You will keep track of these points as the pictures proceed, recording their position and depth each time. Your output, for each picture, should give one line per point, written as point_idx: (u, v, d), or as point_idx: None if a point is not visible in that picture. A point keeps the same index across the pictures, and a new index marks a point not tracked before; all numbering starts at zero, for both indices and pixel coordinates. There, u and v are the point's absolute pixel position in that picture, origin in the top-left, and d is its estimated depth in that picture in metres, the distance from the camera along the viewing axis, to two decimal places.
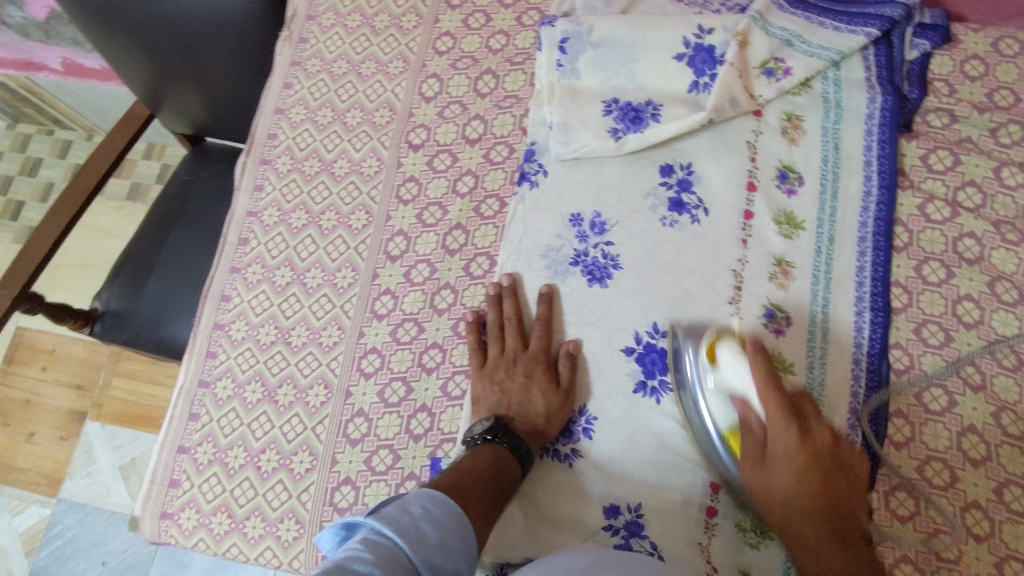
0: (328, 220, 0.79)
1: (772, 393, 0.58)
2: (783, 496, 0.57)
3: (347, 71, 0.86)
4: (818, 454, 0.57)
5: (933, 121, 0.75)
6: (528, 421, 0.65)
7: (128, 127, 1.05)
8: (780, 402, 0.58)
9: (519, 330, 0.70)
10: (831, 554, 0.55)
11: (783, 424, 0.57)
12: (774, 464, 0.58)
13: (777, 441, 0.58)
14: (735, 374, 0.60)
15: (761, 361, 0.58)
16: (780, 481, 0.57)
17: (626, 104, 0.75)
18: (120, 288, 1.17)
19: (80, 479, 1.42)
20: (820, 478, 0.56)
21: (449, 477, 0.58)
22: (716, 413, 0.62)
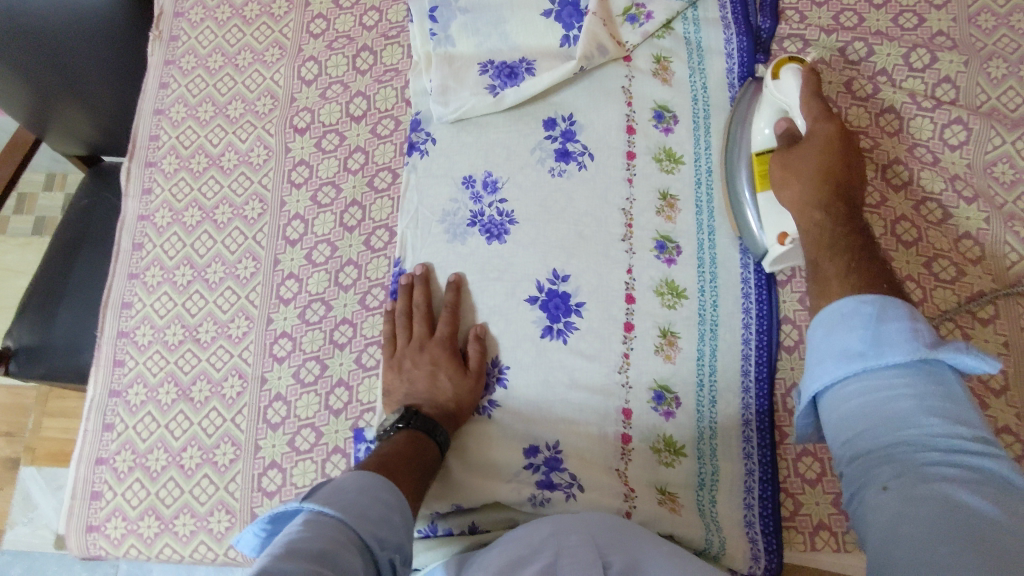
0: (222, 214, 0.79)
1: (818, 106, 0.66)
2: (808, 167, 0.64)
3: (223, 64, 0.86)
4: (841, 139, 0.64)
5: (789, 47, 0.79)
6: (438, 406, 0.66)
7: (14, 156, 1.01)
8: (817, 107, 0.66)
9: (427, 316, 0.70)
10: (801, 190, 0.64)
11: (824, 117, 0.65)
12: (807, 144, 0.65)
13: (816, 126, 0.65)
14: (784, 88, 0.68)
15: (813, 83, 0.67)
16: (807, 155, 0.64)
17: (501, 63, 0.77)
18: (30, 321, 1.12)
19: (21, 527, 1.34)
20: (840, 169, 0.63)
21: (372, 460, 0.58)
22: (757, 134, 0.70)
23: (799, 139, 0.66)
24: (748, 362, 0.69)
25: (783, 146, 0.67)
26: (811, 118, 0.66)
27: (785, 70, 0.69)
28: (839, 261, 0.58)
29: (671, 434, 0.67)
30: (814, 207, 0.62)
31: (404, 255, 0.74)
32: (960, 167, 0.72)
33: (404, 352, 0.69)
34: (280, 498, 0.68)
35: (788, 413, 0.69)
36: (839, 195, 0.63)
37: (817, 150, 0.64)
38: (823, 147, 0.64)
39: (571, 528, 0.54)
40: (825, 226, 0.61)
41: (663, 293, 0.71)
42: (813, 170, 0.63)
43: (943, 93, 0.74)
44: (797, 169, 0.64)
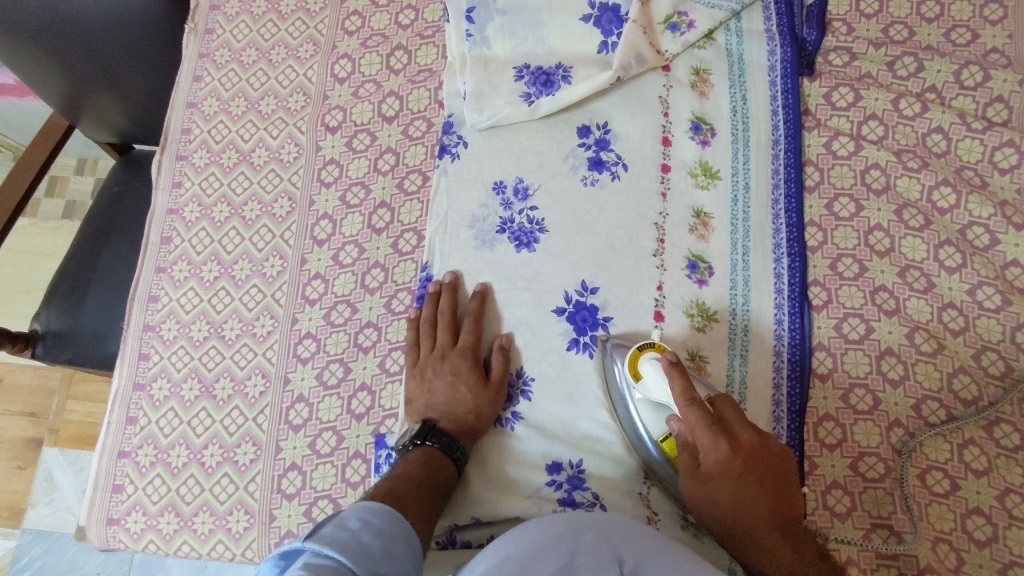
0: (251, 211, 0.79)
1: (697, 407, 0.56)
2: (736, 523, 0.56)
3: (257, 59, 0.86)
4: (750, 456, 0.56)
5: (834, 61, 0.77)
6: (458, 419, 0.65)
7: (46, 141, 1.00)
8: (700, 414, 0.56)
9: (450, 325, 0.69)
10: (763, 546, 0.55)
11: (711, 439, 0.55)
12: (712, 476, 0.56)
13: (709, 454, 0.55)
14: (657, 388, 0.59)
15: (681, 381, 0.56)
16: (719, 489, 0.56)
17: (537, 68, 0.76)
18: (59, 307, 1.13)
19: (43, 508, 1.35)
20: (757, 482, 0.56)
21: (382, 485, 0.58)
22: (649, 422, 0.61)
23: (692, 454, 0.57)
24: (779, 389, 0.67)
25: (690, 480, 0.57)
26: (710, 467, 0.56)
27: (645, 364, 0.60)
28: (729, 491, 0.56)
29: None
30: (746, 507, 0.56)
31: (431, 260, 0.73)
32: (1009, 193, 0.69)
33: (426, 360, 0.68)
34: (299, 501, 0.68)
35: (819, 442, 0.66)
36: (762, 492, 0.56)
37: (730, 485, 0.56)
38: (738, 471, 0.55)
39: (586, 527, 0.53)
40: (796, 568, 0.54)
41: (693, 315, 0.69)
42: (766, 518, 0.55)
43: (994, 113, 0.71)
44: (745, 537, 0.56)
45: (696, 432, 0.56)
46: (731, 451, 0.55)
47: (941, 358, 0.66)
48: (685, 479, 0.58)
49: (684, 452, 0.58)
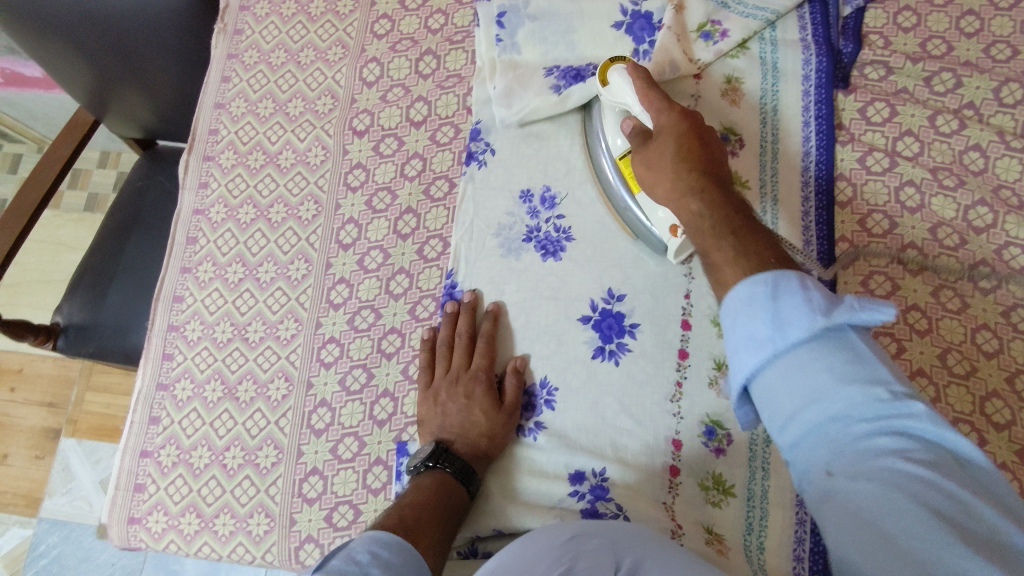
0: (276, 214, 0.79)
1: (655, 92, 0.60)
2: (677, 184, 0.55)
3: (285, 61, 0.86)
4: (698, 130, 0.58)
5: (870, 74, 0.76)
6: (471, 442, 0.64)
7: (73, 136, 1.01)
8: (654, 95, 0.60)
9: (464, 347, 0.69)
10: (688, 176, 0.54)
11: (662, 104, 0.59)
12: (656, 138, 0.58)
13: (660, 117, 0.59)
14: (620, 91, 0.64)
15: (643, 74, 0.62)
16: (663, 148, 0.57)
17: (567, 68, 0.74)
18: (81, 300, 1.13)
19: (60, 497, 1.36)
20: (694, 142, 0.56)
21: (393, 514, 0.57)
22: (614, 136, 0.67)
23: (649, 135, 0.60)
24: None
25: (641, 140, 0.60)
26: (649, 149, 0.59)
27: (613, 71, 0.66)
28: (695, 182, 0.54)
29: (722, 472, 0.63)
30: (694, 211, 0.53)
31: (457, 267, 0.72)
32: None
33: (440, 382, 0.68)
34: (320, 506, 0.68)
35: None
36: (705, 168, 0.55)
37: (672, 147, 0.57)
38: (675, 139, 0.57)
39: (593, 533, 0.52)
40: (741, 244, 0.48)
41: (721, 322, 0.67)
42: (697, 184, 0.54)
43: None
44: (677, 191, 0.55)
45: (659, 104, 0.60)
46: (691, 124, 0.58)
47: (974, 381, 0.65)
48: (636, 157, 0.61)
49: (638, 121, 0.62)
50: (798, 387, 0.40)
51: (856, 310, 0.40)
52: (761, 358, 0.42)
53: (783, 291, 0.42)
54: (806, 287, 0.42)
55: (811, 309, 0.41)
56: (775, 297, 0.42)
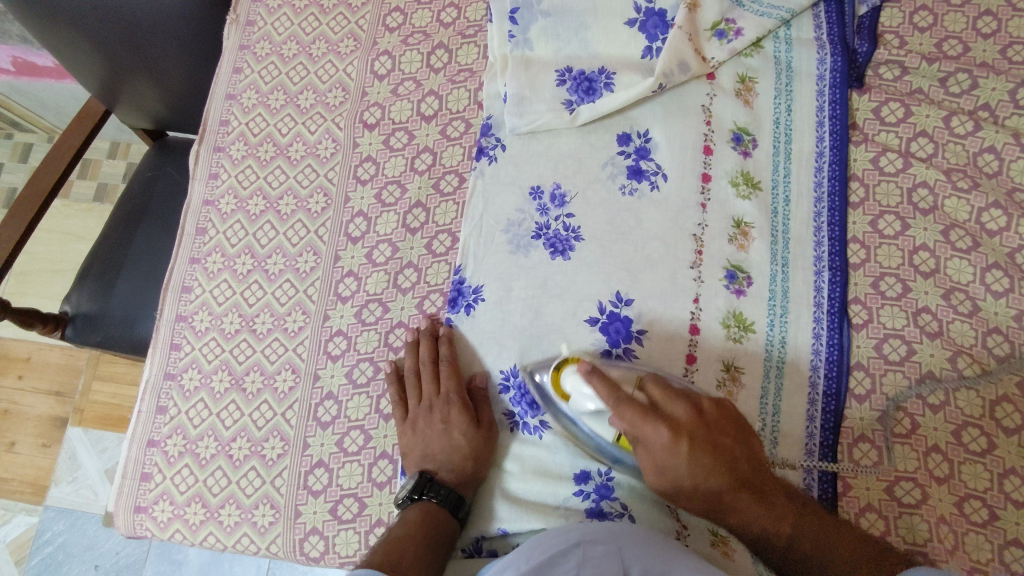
0: (286, 206, 0.79)
1: (635, 405, 0.56)
2: (722, 477, 0.56)
3: (297, 53, 0.86)
4: (693, 433, 0.56)
5: (885, 74, 0.75)
6: (456, 466, 0.64)
7: (82, 125, 1.01)
8: (635, 406, 0.56)
9: (433, 372, 0.68)
10: (739, 494, 0.56)
11: (653, 429, 0.56)
12: (660, 430, 0.56)
13: (657, 435, 0.56)
14: (581, 399, 0.59)
15: (602, 379, 0.58)
16: (676, 446, 0.55)
17: (579, 73, 0.75)
18: (90, 289, 1.14)
19: (66, 485, 1.37)
20: (709, 451, 0.56)
21: (379, 550, 0.58)
22: (602, 429, 0.60)
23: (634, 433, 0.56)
24: (814, 406, 0.66)
25: (651, 469, 0.57)
26: (659, 455, 0.56)
27: (567, 379, 0.60)
28: (721, 469, 0.56)
29: None
30: (730, 494, 0.56)
31: (464, 262, 0.71)
32: None
33: (416, 411, 0.68)
34: (325, 499, 0.68)
35: (852, 463, 0.64)
36: (711, 461, 0.56)
37: (687, 461, 0.55)
38: (688, 445, 0.55)
39: (601, 538, 0.52)
40: (788, 521, 0.56)
41: (729, 326, 0.68)
42: (726, 484, 0.56)
43: None
44: (702, 492, 0.56)
45: (642, 419, 0.56)
46: (690, 411, 0.57)
47: (984, 385, 0.64)
48: (639, 447, 0.57)
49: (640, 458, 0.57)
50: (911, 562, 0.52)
51: (961, 571, 0.49)
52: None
53: (899, 547, 0.53)
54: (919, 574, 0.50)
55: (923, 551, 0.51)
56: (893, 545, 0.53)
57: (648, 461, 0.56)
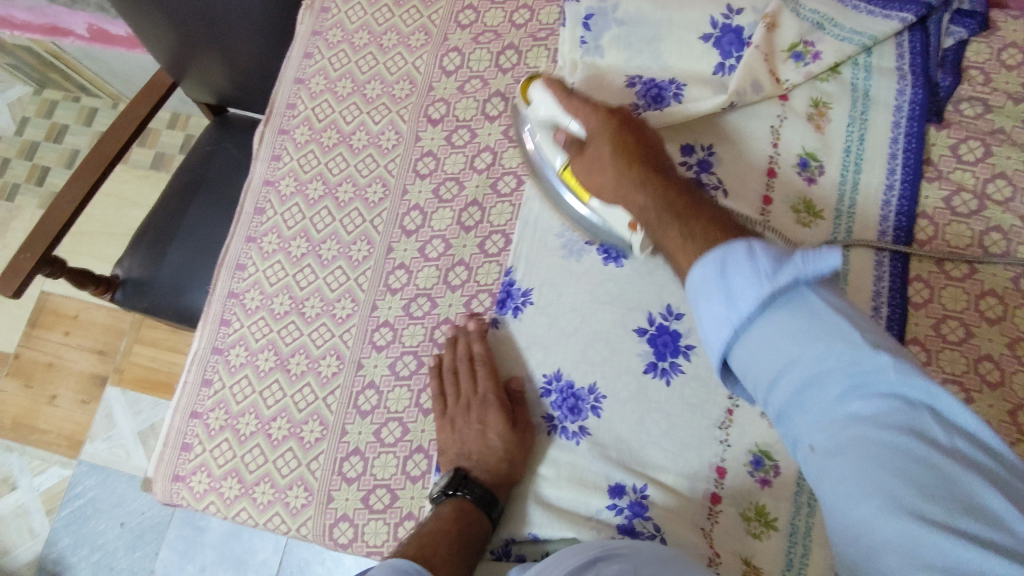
0: (344, 193, 0.80)
1: (587, 110, 0.63)
2: (613, 165, 0.60)
3: (368, 42, 0.86)
4: (620, 122, 0.62)
5: (967, 111, 0.73)
6: (491, 468, 0.63)
7: (151, 95, 1.04)
8: (608, 139, 0.61)
9: (472, 371, 0.67)
10: (641, 196, 0.57)
11: (590, 114, 0.63)
12: (591, 144, 0.63)
13: (596, 144, 0.62)
14: (545, 105, 0.66)
15: (558, 86, 0.65)
16: (600, 147, 0.61)
17: (650, 80, 0.74)
18: (142, 255, 1.17)
19: (100, 442, 1.41)
20: (625, 139, 0.60)
21: (413, 543, 0.58)
22: (554, 155, 0.69)
23: (584, 144, 0.64)
24: None
25: (583, 171, 0.64)
26: (591, 170, 0.63)
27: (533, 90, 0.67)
28: (625, 155, 0.60)
29: (765, 504, 0.61)
30: (650, 204, 0.56)
31: (516, 264, 0.71)
32: None
33: (453, 410, 0.67)
34: (358, 487, 0.68)
35: None
36: (637, 152, 0.60)
37: (610, 158, 0.60)
38: (609, 130, 0.61)
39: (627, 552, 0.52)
40: (654, 202, 0.56)
41: None
42: (627, 166, 0.59)
43: None
44: (613, 175, 0.60)
45: (590, 131, 0.63)
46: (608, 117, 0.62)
47: None
48: (578, 164, 0.65)
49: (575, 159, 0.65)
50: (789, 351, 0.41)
51: (800, 268, 0.42)
52: (729, 333, 0.45)
53: (731, 257, 0.45)
54: (752, 246, 0.45)
55: (756, 273, 0.43)
56: (724, 268, 0.45)
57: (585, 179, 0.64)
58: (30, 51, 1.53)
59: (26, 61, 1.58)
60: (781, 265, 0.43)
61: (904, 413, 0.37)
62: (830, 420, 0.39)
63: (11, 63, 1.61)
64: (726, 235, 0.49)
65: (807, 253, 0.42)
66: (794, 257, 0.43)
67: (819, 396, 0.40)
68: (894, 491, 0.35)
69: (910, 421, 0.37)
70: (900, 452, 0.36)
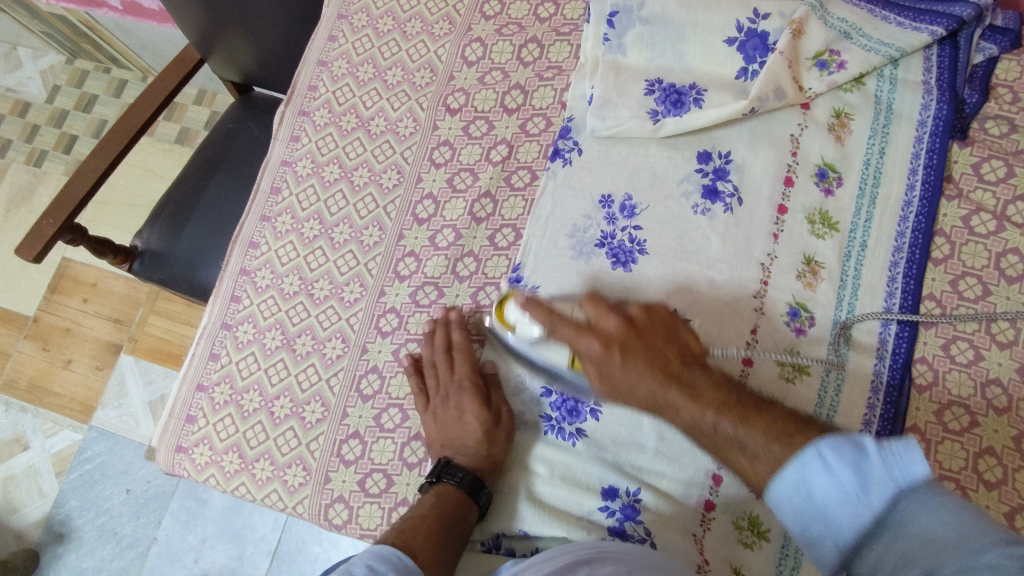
0: (360, 177, 0.81)
1: (589, 336, 0.60)
2: (646, 395, 0.58)
3: (392, 29, 0.87)
4: (629, 339, 0.59)
5: (991, 129, 0.72)
6: (471, 451, 0.64)
7: (177, 70, 1.05)
8: (603, 350, 0.59)
9: (445, 362, 0.69)
10: (670, 393, 0.57)
11: (590, 332, 0.60)
12: (597, 371, 0.60)
13: (592, 348, 0.60)
14: (525, 328, 0.64)
15: (540, 310, 0.62)
16: (614, 360, 0.59)
17: (669, 85, 0.73)
18: (161, 228, 1.18)
19: (111, 409, 1.43)
20: (642, 346, 0.59)
21: (395, 527, 0.59)
22: (552, 356, 0.64)
23: (588, 369, 0.61)
24: None
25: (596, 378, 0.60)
26: (599, 369, 0.59)
27: (510, 310, 0.65)
28: (641, 361, 0.58)
29: (759, 514, 0.61)
30: (695, 408, 0.55)
31: (524, 260, 0.71)
32: None
33: (432, 402, 0.68)
34: (355, 470, 0.69)
35: None
36: (659, 355, 0.59)
37: (620, 365, 0.59)
38: (629, 363, 0.58)
39: (616, 557, 0.53)
40: (701, 410, 0.55)
41: (784, 364, 0.66)
42: (656, 379, 0.58)
43: None
44: (639, 393, 0.58)
45: (587, 339, 0.60)
46: (624, 325, 0.60)
47: None
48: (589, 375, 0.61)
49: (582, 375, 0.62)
50: (894, 553, 0.44)
51: (888, 461, 0.47)
52: (793, 486, 0.50)
53: (807, 465, 0.49)
54: (822, 447, 0.49)
55: (837, 480, 0.48)
56: (805, 476, 0.50)
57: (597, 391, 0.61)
58: (63, 20, 1.55)
59: (59, 29, 1.60)
60: (869, 478, 0.47)
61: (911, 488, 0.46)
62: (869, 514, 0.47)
63: (45, 32, 1.64)
64: (773, 430, 0.52)
65: (889, 452, 0.47)
66: (876, 458, 0.47)
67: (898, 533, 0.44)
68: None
69: (909, 495, 0.46)
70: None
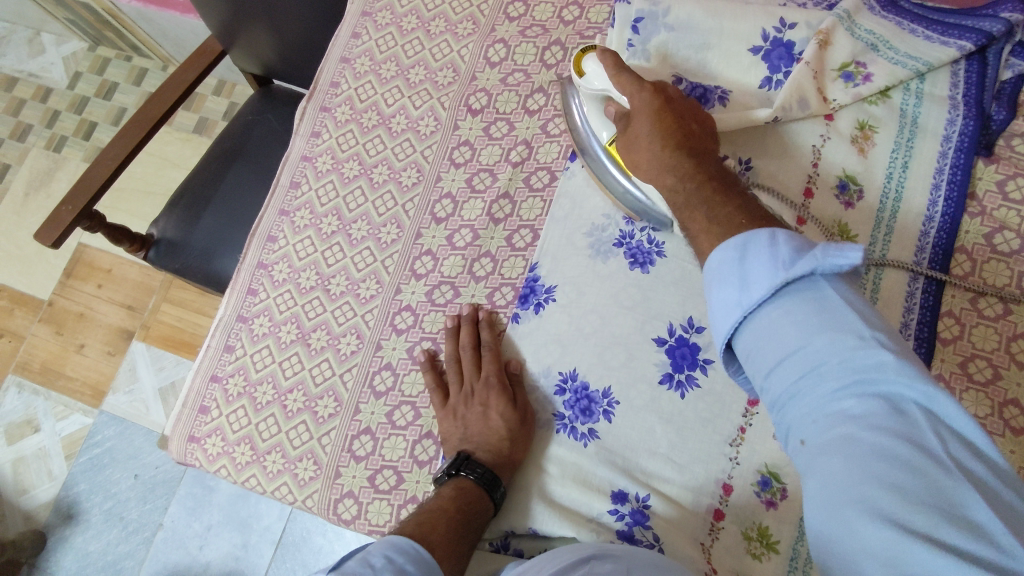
0: (379, 174, 0.81)
1: (635, 85, 0.62)
2: (661, 158, 0.59)
3: (416, 27, 0.87)
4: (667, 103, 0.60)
5: (1018, 146, 0.71)
6: (492, 447, 0.64)
7: (200, 61, 1.05)
8: (642, 98, 0.61)
9: (471, 360, 0.69)
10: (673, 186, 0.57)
11: (636, 86, 0.62)
12: (634, 111, 0.62)
13: (636, 99, 0.62)
14: (592, 77, 0.67)
15: (610, 59, 0.65)
16: (641, 128, 0.61)
17: (693, 91, 0.73)
18: (178, 217, 1.19)
19: (122, 395, 1.44)
20: (672, 116, 0.59)
21: (412, 519, 0.59)
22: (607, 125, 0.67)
23: (628, 116, 0.63)
24: None
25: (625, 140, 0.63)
26: (635, 136, 0.62)
27: (586, 58, 0.68)
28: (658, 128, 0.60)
29: (768, 525, 0.60)
30: (691, 187, 0.55)
31: (542, 260, 0.72)
32: None
33: (455, 399, 0.68)
34: (366, 466, 0.69)
35: None
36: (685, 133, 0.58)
37: (649, 123, 0.60)
38: (654, 116, 0.60)
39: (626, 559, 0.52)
40: (696, 194, 0.54)
41: None
42: (675, 140, 0.58)
43: None
44: (660, 140, 0.59)
45: (633, 106, 0.62)
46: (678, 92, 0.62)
47: None
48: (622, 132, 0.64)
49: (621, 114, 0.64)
50: (825, 439, 0.37)
51: (820, 260, 0.41)
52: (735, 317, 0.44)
53: (753, 245, 0.45)
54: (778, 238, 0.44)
55: (774, 263, 0.43)
56: (744, 255, 0.45)
57: (627, 146, 0.63)
58: (87, 8, 1.56)
59: (82, 16, 1.61)
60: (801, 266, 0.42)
61: (891, 415, 0.36)
62: (830, 418, 0.37)
63: (69, 18, 1.65)
64: (750, 223, 0.49)
65: (830, 252, 0.41)
66: (814, 252, 0.42)
67: (812, 368, 0.39)
68: (873, 497, 0.34)
69: (897, 423, 0.35)
70: (891, 457, 0.34)
